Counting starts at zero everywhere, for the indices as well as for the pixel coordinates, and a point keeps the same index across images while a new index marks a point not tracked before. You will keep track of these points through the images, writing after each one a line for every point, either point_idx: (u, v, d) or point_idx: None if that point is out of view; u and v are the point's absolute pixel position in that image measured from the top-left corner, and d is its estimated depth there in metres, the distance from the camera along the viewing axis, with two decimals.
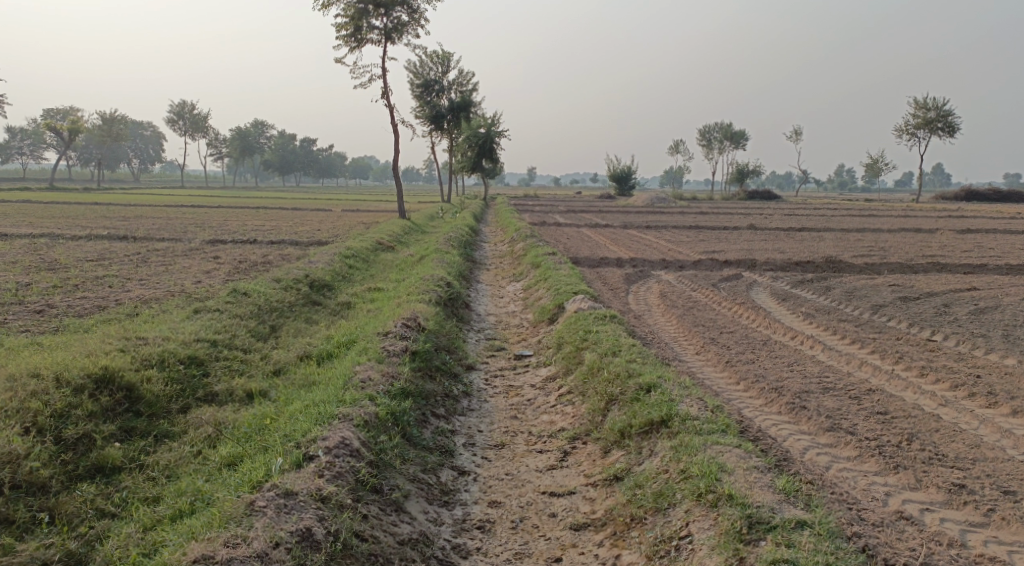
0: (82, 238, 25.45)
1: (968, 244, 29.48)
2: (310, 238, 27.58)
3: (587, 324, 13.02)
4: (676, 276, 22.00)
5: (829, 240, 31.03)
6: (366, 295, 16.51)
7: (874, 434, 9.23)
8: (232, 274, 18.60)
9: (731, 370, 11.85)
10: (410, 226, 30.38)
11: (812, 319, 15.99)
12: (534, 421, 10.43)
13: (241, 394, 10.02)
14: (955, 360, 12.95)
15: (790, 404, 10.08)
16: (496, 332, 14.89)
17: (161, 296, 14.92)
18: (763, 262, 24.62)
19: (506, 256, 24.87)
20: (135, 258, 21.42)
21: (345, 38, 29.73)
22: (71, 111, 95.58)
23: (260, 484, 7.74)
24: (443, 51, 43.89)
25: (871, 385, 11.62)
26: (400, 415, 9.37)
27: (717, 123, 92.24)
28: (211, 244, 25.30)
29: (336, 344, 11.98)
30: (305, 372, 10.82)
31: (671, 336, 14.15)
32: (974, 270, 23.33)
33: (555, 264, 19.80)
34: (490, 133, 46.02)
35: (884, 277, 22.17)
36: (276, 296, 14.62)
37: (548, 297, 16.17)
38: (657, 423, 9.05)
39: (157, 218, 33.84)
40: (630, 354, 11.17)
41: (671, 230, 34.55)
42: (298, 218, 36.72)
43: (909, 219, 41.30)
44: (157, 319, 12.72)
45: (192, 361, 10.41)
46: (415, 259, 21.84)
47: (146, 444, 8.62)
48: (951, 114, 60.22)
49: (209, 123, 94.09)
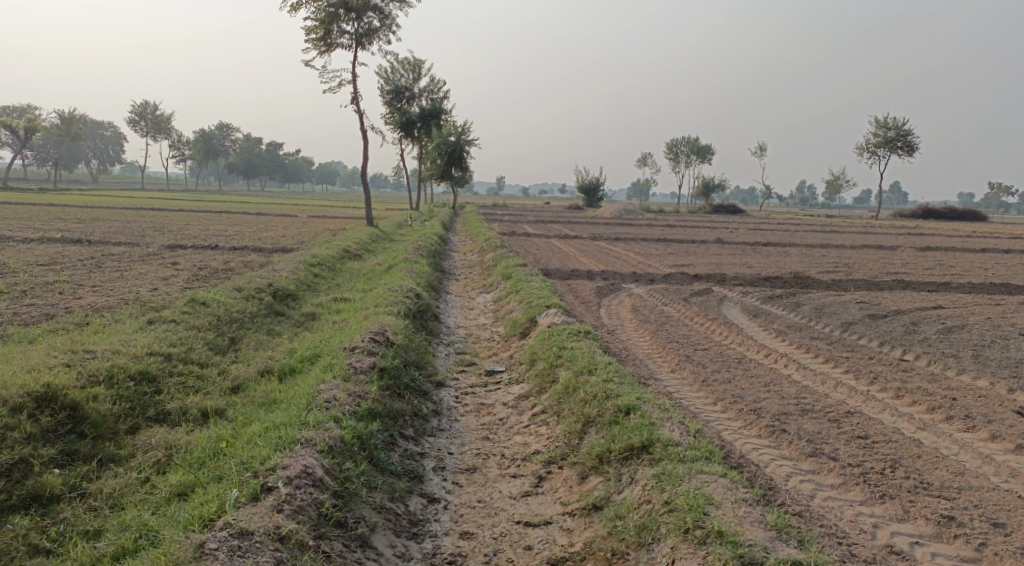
0: (35, 241, 24.56)
1: (931, 262, 29.62)
2: (274, 245, 26.94)
3: (561, 340, 12.63)
4: (647, 289, 21.74)
5: (795, 255, 30.98)
6: (331, 306, 15.97)
7: (857, 460, 8.93)
8: (192, 282, 17.96)
9: (707, 391, 11.52)
10: (377, 234, 29.83)
11: (785, 336, 15.74)
12: (507, 442, 10.02)
13: (195, 413, 9.57)
14: (930, 382, 12.72)
15: (770, 427, 9.76)
16: (466, 346, 14.45)
17: (115, 304, 14.27)
18: (732, 276, 24.44)
19: (474, 266, 24.45)
20: (90, 263, 20.64)
21: (314, 42, 29.17)
22: (28, 109, 93.20)
23: (212, 522, 7.28)
24: (414, 58, 43.43)
25: (848, 407, 11.35)
26: (367, 438, 8.90)
27: (683, 137, 92.69)
28: (170, 250, 24.54)
29: (299, 358, 11.50)
30: (265, 390, 10.32)
31: (645, 353, 13.81)
32: (939, 289, 23.35)
33: (525, 275, 19.41)
34: (460, 142, 45.65)
35: (852, 294, 22.06)
36: (236, 306, 14.05)
37: (519, 310, 15.76)
38: (637, 448, 8.69)
39: (115, 222, 32.91)
40: (606, 373, 10.77)
41: (639, 243, 34.29)
42: (261, 224, 35.98)
43: (871, 236, 41.64)
44: (109, 330, 12.14)
45: (144, 376, 9.91)
46: (382, 268, 21.34)
47: (89, 469, 8.29)
48: (910, 133, 60.99)
49: (172, 125, 92.51)
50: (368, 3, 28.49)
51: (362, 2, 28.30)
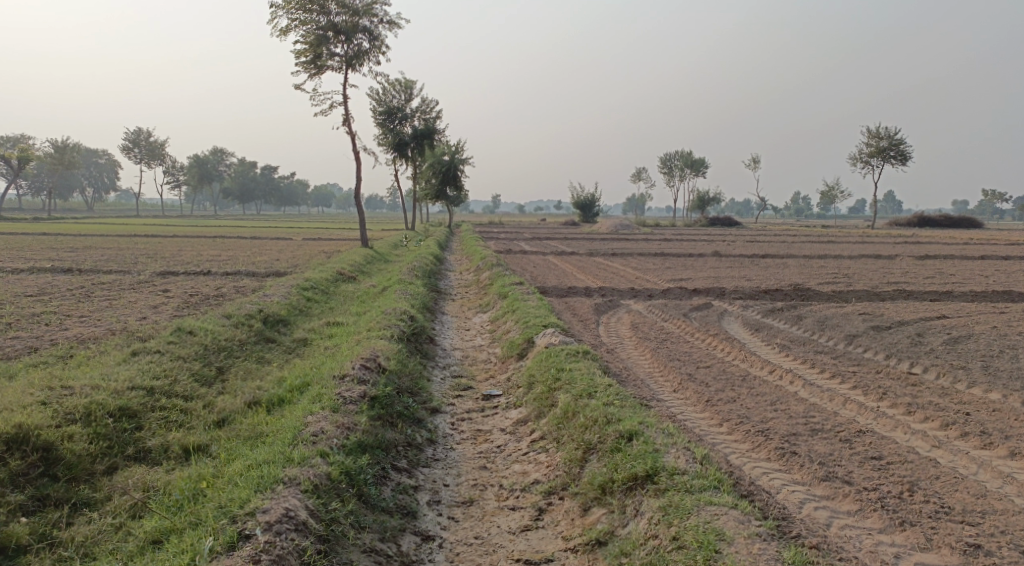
0: (25, 271, 24.14)
1: (930, 270, 29.25)
2: (267, 269, 26.53)
3: (558, 362, 12.20)
4: (645, 305, 21.33)
5: (794, 267, 30.58)
6: (323, 331, 15.52)
7: (873, 483, 8.51)
8: (181, 310, 17.51)
9: (712, 412, 11.08)
10: (372, 255, 29.41)
11: (788, 351, 15.31)
12: (504, 472, 9.56)
13: (177, 450, 9.13)
14: (941, 396, 12.28)
15: (779, 450, 9.32)
16: (461, 369, 14.01)
17: (101, 335, 13.84)
18: (732, 290, 24.03)
19: (470, 286, 24.03)
20: (79, 292, 20.20)
21: (304, 65, 28.87)
22: (22, 139, 92.83)
23: None
24: (405, 79, 43.18)
25: (860, 425, 10.91)
26: (356, 473, 8.55)
27: (676, 151, 92.50)
28: (162, 277, 24.10)
29: (288, 387, 11.03)
30: (251, 423, 9.87)
31: (646, 372, 13.37)
32: (941, 298, 22.96)
33: (521, 294, 18.99)
34: (454, 161, 45.39)
35: (854, 305, 21.66)
36: (225, 334, 13.61)
37: (515, 330, 15.33)
38: (641, 478, 8.29)
39: (107, 249, 32.49)
40: (606, 396, 10.32)
41: (636, 258, 33.91)
42: (256, 249, 35.58)
43: (868, 245, 41.29)
44: (93, 362, 11.70)
45: (124, 412, 9.45)
46: (376, 291, 20.91)
47: (61, 515, 7.94)
48: (903, 142, 60.85)
49: (166, 152, 92.19)
50: (358, 25, 28.22)
51: (351, 25, 28.02)
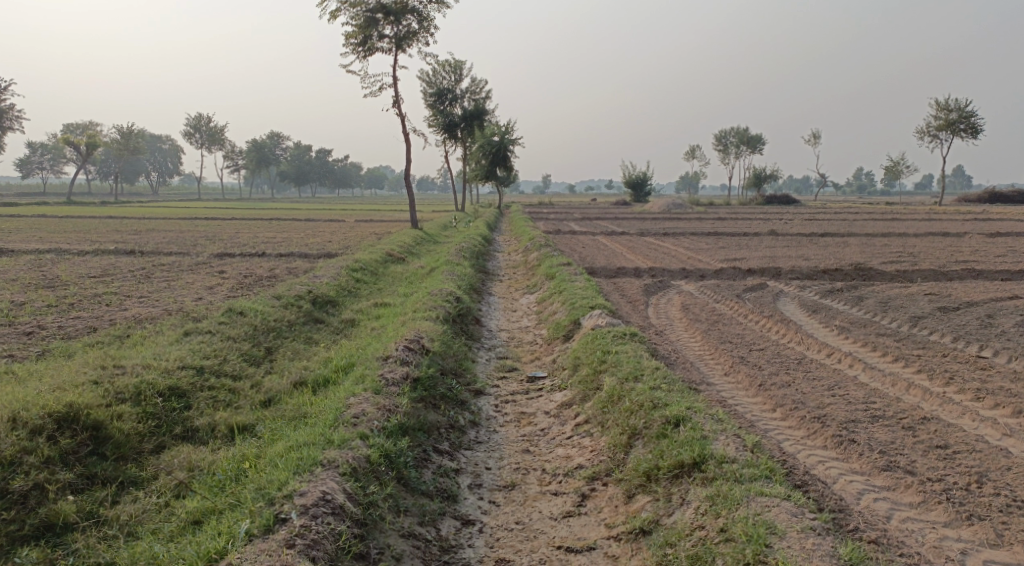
0: (89, 253, 24.61)
1: (1001, 248, 28.10)
2: (320, 250, 26.64)
3: (605, 344, 11.94)
4: (698, 286, 20.87)
5: (855, 246, 29.68)
6: (371, 312, 15.46)
7: (938, 474, 8.26)
8: (236, 290, 17.64)
9: (765, 397, 10.73)
10: (423, 237, 29.34)
11: (847, 333, 14.80)
12: (548, 456, 9.36)
13: (223, 430, 9.10)
14: (1011, 381, 11.77)
15: (837, 438, 8.99)
16: (508, 351, 13.83)
17: (158, 315, 13.97)
18: (788, 270, 23.40)
19: (520, 266, 23.81)
20: (139, 274, 20.48)
21: (354, 47, 28.81)
22: (89, 126, 95.16)
23: (216, 559, 7.00)
24: (455, 59, 42.96)
25: (924, 412, 10.49)
26: (396, 456, 8.43)
27: (733, 128, 90.74)
28: (219, 258, 24.38)
29: (334, 368, 10.96)
30: (297, 403, 9.79)
31: (696, 355, 13.05)
32: (1011, 277, 22.06)
33: (570, 275, 18.70)
34: (505, 141, 45.09)
35: (918, 285, 20.91)
36: (274, 315, 13.61)
37: (563, 311, 15.09)
38: (688, 465, 8.02)
39: (168, 231, 33.05)
40: (653, 380, 10.04)
41: (689, 237, 33.29)
42: (310, 230, 35.78)
43: (933, 222, 39.94)
44: (147, 342, 11.78)
45: (173, 392, 9.46)
46: (425, 272, 20.83)
47: (108, 493, 7.94)
48: (973, 115, 58.69)
49: (225, 136, 93.53)
50: (407, 6, 28.01)
51: (400, 6, 27.86)
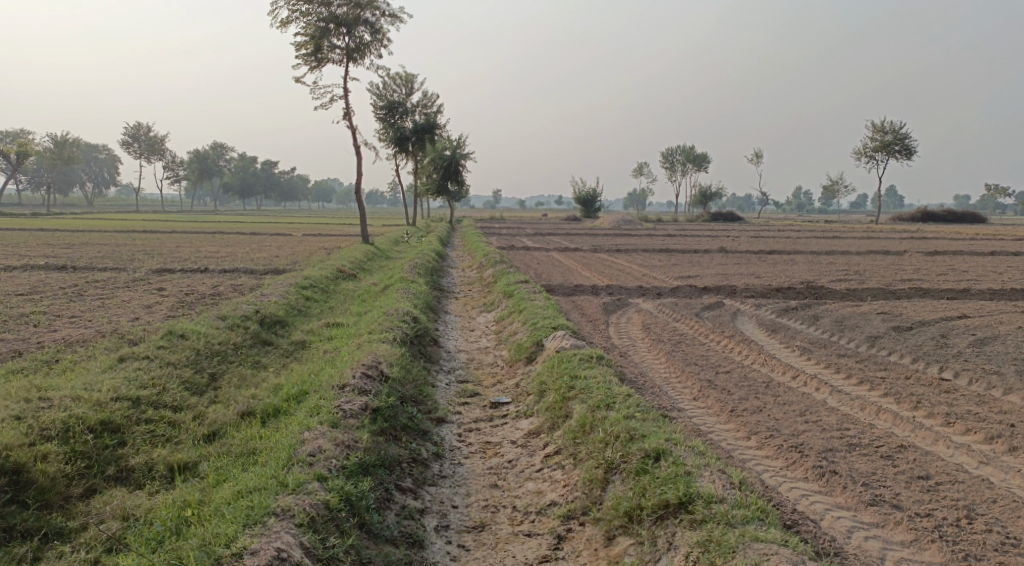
0: (18, 269, 23.33)
1: (944, 267, 28.39)
2: (265, 266, 25.72)
3: (572, 368, 11.41)
4: (655, 304, 20.56)
5: (803, 264, 29.77)
6: (323, 333, 14.75)
7: (925, 508, 7.96)
8: (176, 310, 16.74)
9: (739, 424, 10.34)
10: (373, 252, 28.61)
11: (809, 354, 14.53)
12: (518, 491, 8.84)
13: (162, 470, 8.37)
14: (979, 403, 11.57)
15: (818, 469, 8.61)
16: (467, 374, 13.24)
17: (91, 338, 13.08)
18: (743, 288, 23.24)
19: (473, 283, 23.26)
20: (71, 291, 19.39)
21: (304, 58, 28.06)
22: (22, 134, 91.96)
23: None
24: (406, 73, 42.43)
25: (899, 439, 10.22)
26: (357, 499, 7.85)
27: (679, 145, 91.52)
28: (158, 274, 23.33)
29: (285, 396, 10.25)
30: (245, 438, 9.09)
31: (663, 378, 12.60)
32: (958, 295, 22.23)
33: (527, 293, 18.19)
34: (456, 156, 44.70)
35: (871, 304, 20.88)
36: (218, 338, 12.82)
37: (523, 332, 14.55)
38: (673, 506, 7.70)
39: (104, 245, 31.75)
40: (626, 407, 9.56)
41: (641, 254, 33.11)
42: (255, 244, 34.76)
43: (874, 241, 40.44)
44: (78, 370, 10.94)
45: (106, 427, 8.71)
46: (378, 289, 20.15)
47: (28, 549, 7.22)
48: (908, 136, 59.98)
49: (166, 146, 91.25)
50: (360, 17, 27.39)
51: (353, 17, 27.24)
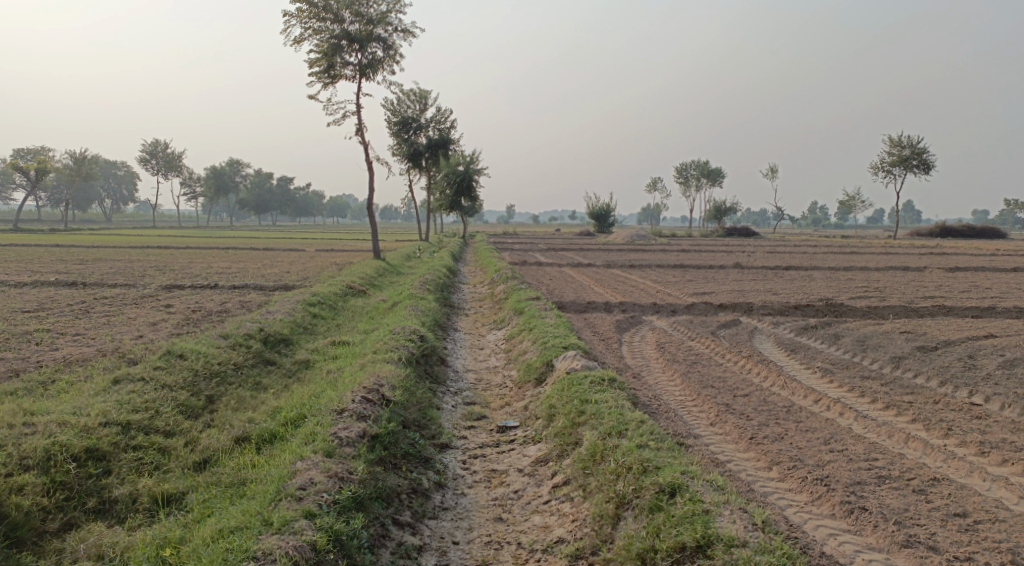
0: (27, 285, 23.03)
1: (966, 284, 27.65)
2: (275, 283, 25.30)
3: (583, 391, 10.84)
4: (670, 322, 19.99)
5: (820, 280, 29.11)
6: (328, 352, 14.29)
7: (965, 551, 7.48)
8: (181, 328, 16.35)
9: (759, 453, 9.77)
10: (384, 268, 28.17)
11: (831, 375, 13.91)
12: (524, 525, 8.33)
13: (146, 502, 7.93)
14: (1013, 430, 10.96)
15: (846, 505, 8.06)
16: (475, 396, 12.68)
17: (90, 357, 12.66)
18: (760, 305, 22.65)
19: (486, 300, 22.79)
20: (78, 308, 19.03)
21: (317, 74, 27.73)
22: (41, 151, 92.47)
23: None
24: (421, 89, 42.10)
25: (931, 470, 9.63)
26: (348, 539, 7.43)
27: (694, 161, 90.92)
28: (166, 290, 22.98)
29: (282, 421, 9.73)
30: (235, 466, 8.60)
31: (678, 402, 12.00)
32: (982, 313, 21.56)
33: (539, 310, 17.66)
34: (469, 171, 44.36)
35: (892, 322, 20.23)
36: (219, 358, 12.34)
37: (533, 351, 14.03)
38: (690, 549, 7.26)
39: (116, 261, 31.43)
40: (639, 435, 8.99)
41: (655, 270, 32.53)
42: (268, 260, 34.44)
43: (892, 256, 39.61)
44: (72, 392, 10.51)
45: (91, 454, 8.26)
46: (387, 306, 19.68)
47: None
48: (926, 151, 59.18)
49: (183, 162, 91.47)
50: (372, 33, 27.08)
51: (365, 33, 26.93)
